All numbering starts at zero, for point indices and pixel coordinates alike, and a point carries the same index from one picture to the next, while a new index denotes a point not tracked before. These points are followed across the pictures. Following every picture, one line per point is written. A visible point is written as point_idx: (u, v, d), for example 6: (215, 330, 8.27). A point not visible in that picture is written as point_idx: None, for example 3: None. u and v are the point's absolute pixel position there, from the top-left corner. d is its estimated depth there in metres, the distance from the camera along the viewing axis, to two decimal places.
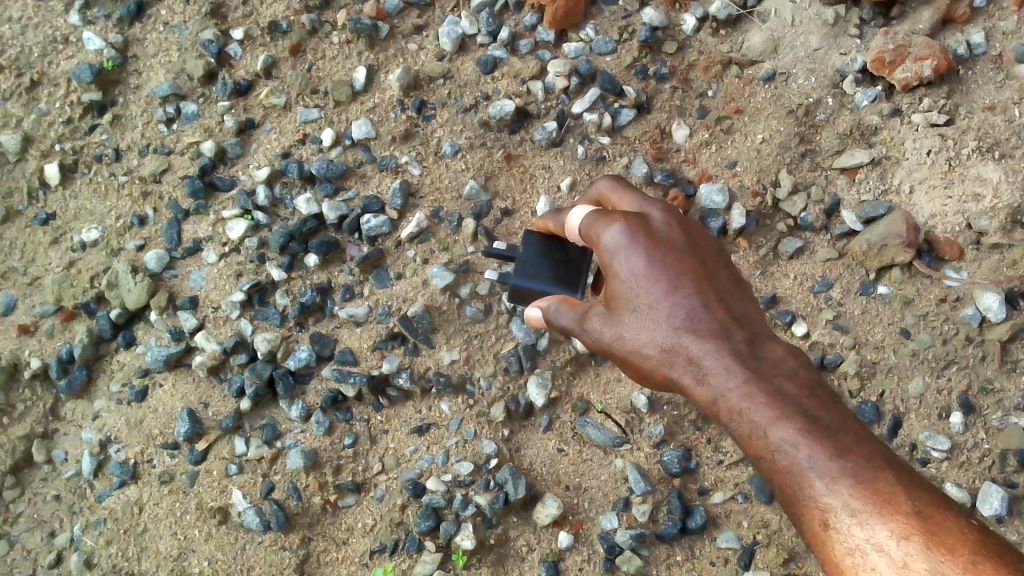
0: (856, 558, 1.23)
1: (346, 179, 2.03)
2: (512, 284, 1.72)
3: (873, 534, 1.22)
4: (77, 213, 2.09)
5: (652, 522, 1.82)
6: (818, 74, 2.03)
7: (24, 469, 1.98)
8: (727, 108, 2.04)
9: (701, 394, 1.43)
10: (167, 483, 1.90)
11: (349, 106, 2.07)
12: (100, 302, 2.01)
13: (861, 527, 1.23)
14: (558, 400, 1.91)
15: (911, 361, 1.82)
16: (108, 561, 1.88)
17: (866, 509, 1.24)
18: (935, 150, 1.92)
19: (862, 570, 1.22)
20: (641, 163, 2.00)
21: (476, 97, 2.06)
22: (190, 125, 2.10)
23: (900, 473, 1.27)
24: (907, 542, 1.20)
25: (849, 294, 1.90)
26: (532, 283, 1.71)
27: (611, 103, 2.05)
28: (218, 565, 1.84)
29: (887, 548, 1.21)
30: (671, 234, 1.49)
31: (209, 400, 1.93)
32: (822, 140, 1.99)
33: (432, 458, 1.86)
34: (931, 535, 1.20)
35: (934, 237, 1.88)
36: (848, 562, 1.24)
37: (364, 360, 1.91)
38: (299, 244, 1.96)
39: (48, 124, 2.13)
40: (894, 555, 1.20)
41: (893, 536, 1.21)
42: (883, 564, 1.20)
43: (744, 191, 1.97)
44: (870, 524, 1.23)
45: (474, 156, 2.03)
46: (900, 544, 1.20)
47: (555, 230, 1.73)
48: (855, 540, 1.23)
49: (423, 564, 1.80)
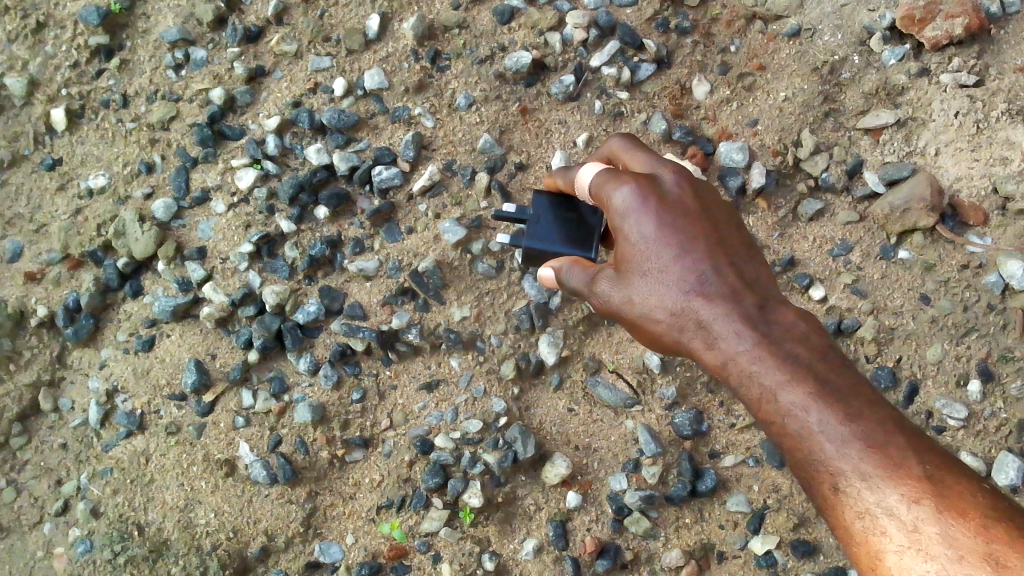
0: (866, 522, 1.22)
1: (358, 130, 1.99)
2: (523, 248, 1.68)
3: (883, 498, 1.21)
4: (83, 159, 2.06)
5: (662, 484, 1.80)
6: (844, 31, 1.97)
7: (31, 417, 1.97)
8: (749, 64, 1.98)
9: (710, 358, 1.42)
10: (174, 434, 1.89)
11: (362, 55, 2.02)
12: (108, 250, 1.98)
13: (872, 491, 1.22)
14: (570, 358, 1.88)
15: (930, 327, 1.79)
16: (113, 511, 1.87)
17: (877, 472, 1.23)
18: (963, 112, 1.88)
19: (871, 533, 1.21)
20: (660, 119, 1.95)
21: (492, 48, 2.01)
22: (198, 71, 2.05)
23: (911, 437, 1.26)
24: (918, 506, 1.19)
25: (869, 258, 1.86)
26: (543, 246, 1.67)
27: (631, 57, 1.99)
28: (224, 517, 1.83)
29: (897, 512, 1.20)
30: (682, 197, 1.46)
31: (217, 351, 1.90)
32: (847, 100, 1.94)
33: (441, 415, 1.84)
34: (942, 499, 1.19)
35: (958, 201, 1.84)
36: (858, 526, 1.22)
37: (373, 315, 1.89)
38: (309, 196, 1.93)
39: (55, 68, 2.10)
40: (904, 518, 1.19)
41: (904, 500, 1.20)
42: (893, 528, 1.19)
43: (764, 150, 1.92)
44: (881, 488, 1.22)
45: (489, 109, 1.98)
46: (910, 508, 1.19)
47: (564, 188, 1.68)
48: (864, 503, 1.22)
49: (430, 521, 1.80)
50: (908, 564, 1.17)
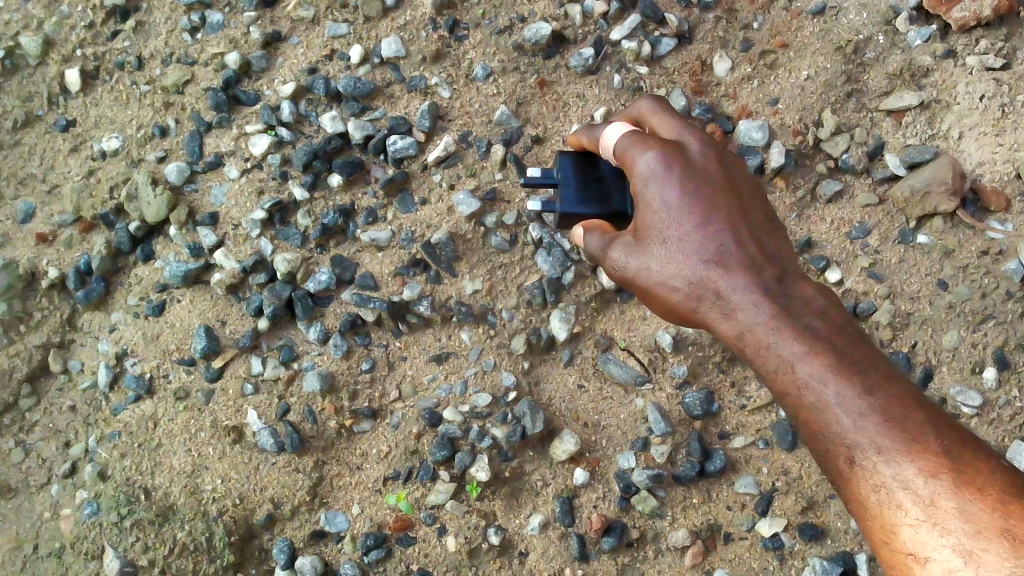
0: (880, 496, 1.21)
1: (374, 98, 1.97)
2: (558, 213, 1.68)
3: (900, 472, 1.20)
4: (97, 121, 2.05)
5: (670, 463, 1.80)
6: (870, 9, 1.94)
7: (40, 378, 1.97)
8: (772, 41, 1.95)
9: (727, 329, 1.41)
10: (183, 400, 1.88)
11: (379, 22, 2.00)
12: (120, 214, 1.97)
13: (888, 465, 1.21)
14: (581, 334, 1.86)
15: (947, 313, 1.77)
16: (120, 475, 1.85)
17: (894, 446, 1.22)
18: (989, 95, 1.84)
19: (886, 507, 1.20)
20: (679, 95, 1.93)
21: (511, 18, 1.98)
22: (214, 35, 2.04)
23: (929, 412, 1.25)
24: (935, 481, 1.18)
25: (887, 241, 1.84)
26: (578, 209, 1.67)
27: (652, 31, 1.96)
28: (231, 484, 1.82)
29: (914, 486, 1.18)
30: (707, 167, 1.45)
31: (227, 318, 1.90)
32: (870, 80, 1.92)
33: (450, 388, 1.83)
34: (959, 474, 1.17)
35: (980, 185, 1.81)
36: (872, 499, 1.21)
37: (385, 286, 1.87)
38: (323, 163, 1.91)
39: (70, 28, 2.09)
40: (921, 493, 1.18)
41: (921, 474, 1.19)
42: (909, 502, 1.18)
43: (784, 130, 1.89)
44: (898, 462, 1.21)
45: (506, 80, 1.96)
46: (927, 483, 1.18)
47: (590, 147, 1.69)
48: (881, 477, 1.21)
49: (436, 493, 1.79)
50: (924, 537, 1.16)
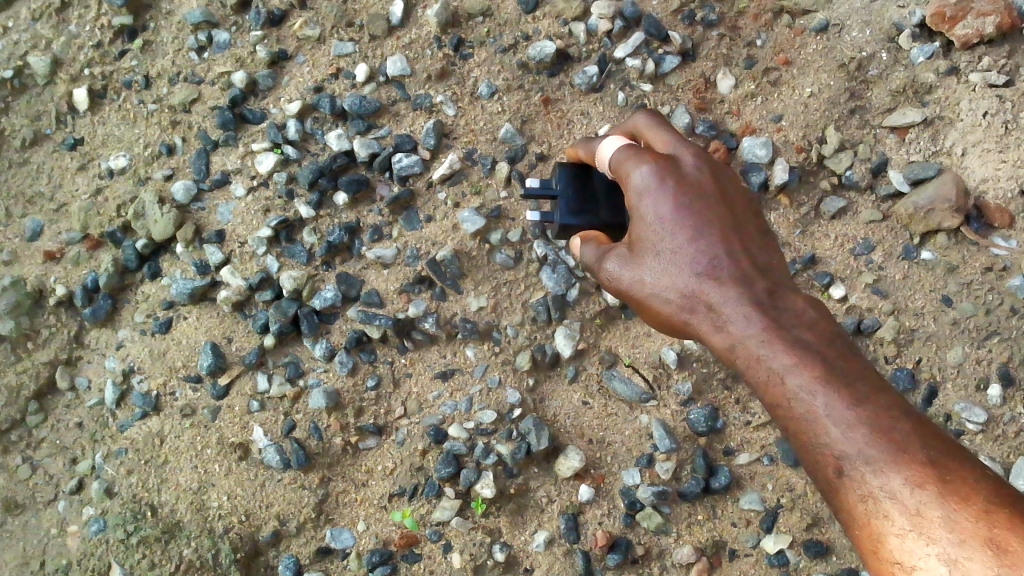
0: (868, 505, 1.21)
1: (379, 116, 1.98)
2: (559, 224, 1.69)
3: (887, 482, 1.20)
4: (105, 139, 2.07)
5: (675, 480, 1.80)
6: (873, 27, 1.95)
7: (47, 395, 1.98)
8: (775, 58, 1.96)
9: (718, 341, 1.41)
10: (190, 416, 1.89)
11: (385, 41, 2.01)
12: (127, 232, 1.98)
13: (876, 474, 1.21)
14: (586, 351, 1.86)
15: (951, 330, 1.77)
16: (126, 491, 1.86)
17: (882, 457, 1.22)
18: (992, 112, 1.85)
19: (874, 516, 1.20)
20: (683, 113, 1.93)
21: (516, 37, 2.00)
22: (221, 54, 2.06)
23: (917, 423, 1.25)
24: (921, 491, 1.17)
25: (891, 257, 1.84)
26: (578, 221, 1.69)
27: (655, 49, 1.97)
28: (237, 500, 1.83)
29: (901, 496, 1.18)
30: (700, 181, 1.46)
31: (233, 335, 1.91)
32: (873, 97, 1.92)
33: (455, 405, 1.84)
34: (945, 484, 1.17)
35: (984, 203, 1.82)
36: (860, 509, 1.21)
37: (390, 303, 1.88)
38: (328, 181, 1.92)
39: (78, 47, 2.11)
40: (907, 502, 1.18)
41: (908, 484, 1.18)
42: (896, 511, 1.18)
43: (788, 147, 1.90)
44: (885, 472, 1.21)
45: (511, 98, 1.97)
46: (914, 493, 1.17)
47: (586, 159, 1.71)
48: (868, 487, 1.21)
49: (441, 510, 1.80)
50: (910, 546, 1.15)
